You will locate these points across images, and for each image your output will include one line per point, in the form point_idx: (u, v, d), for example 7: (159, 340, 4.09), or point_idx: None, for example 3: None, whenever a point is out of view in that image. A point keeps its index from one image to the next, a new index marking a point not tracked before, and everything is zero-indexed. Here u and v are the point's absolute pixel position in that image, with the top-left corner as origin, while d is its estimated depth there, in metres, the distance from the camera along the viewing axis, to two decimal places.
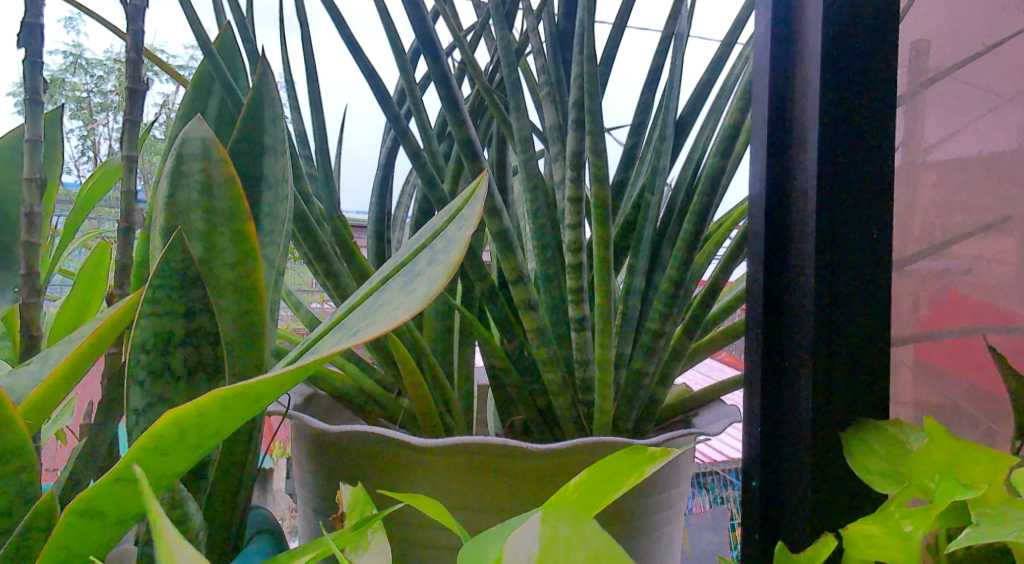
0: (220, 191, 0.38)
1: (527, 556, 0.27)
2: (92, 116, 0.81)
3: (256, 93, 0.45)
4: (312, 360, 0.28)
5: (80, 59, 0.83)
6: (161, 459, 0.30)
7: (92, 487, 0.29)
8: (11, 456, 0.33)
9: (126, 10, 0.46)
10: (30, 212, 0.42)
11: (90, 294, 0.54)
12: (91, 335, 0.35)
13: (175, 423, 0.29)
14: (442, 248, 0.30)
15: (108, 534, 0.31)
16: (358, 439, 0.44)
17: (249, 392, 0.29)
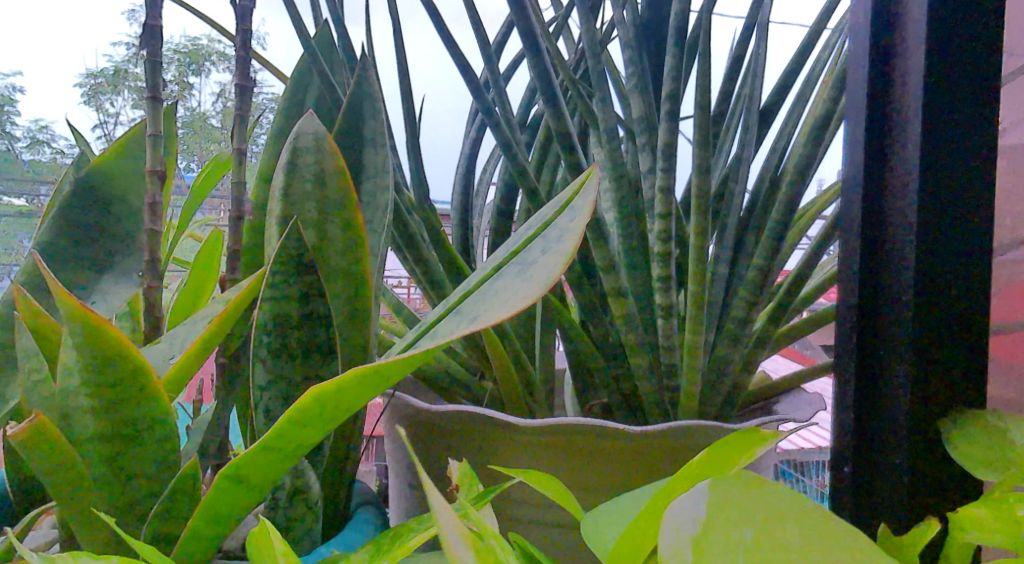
0: (332, 181, 0.40)
1: (693, 520, 0.28)
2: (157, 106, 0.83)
3: (356, 87, 0.47)
4: (437, 343, 0.30)
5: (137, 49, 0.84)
6: (301, 431, 0.31)
7: (241, 455, 0.31)
8: (149, 434, 0.34)
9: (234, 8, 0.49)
10: (154, 202, 0.45)
11: (206, 276, 0.55)
12: (218, 316, 0.37)
13: (316, 399, 0.30)
14: (556, 237, 0.31)
15: (249, 499, 0.33)
16: (459, 419, 0.45)
17: (381, 371, 0.30)
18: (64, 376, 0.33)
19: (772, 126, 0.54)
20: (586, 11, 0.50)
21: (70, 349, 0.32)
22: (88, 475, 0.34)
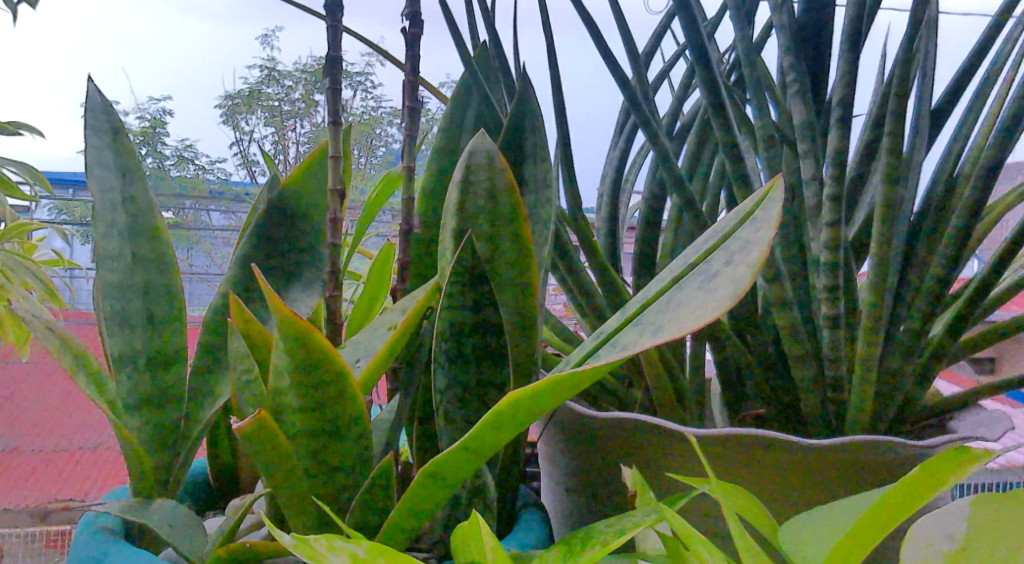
0: (503, 196, 0.42)
1: (951, 535, 0.31)
2: (282, 123, 0.97)
3: (518, 104, 0.49)
4: (628, 353, 0.31)
5: (274, 72, 1.04)
6: (494, 433, 0.33)
7: (440, 455, 0.33)
8: (352, 432, 0.37)
9: (403, 36, 0.54)
10: (334, 218, 0.49)
11: (381, 284, 0.57)
12: (404, 323, 0.40)
13: (512, 404, 0.32)
14: (741, 249, 0.32)
15: (442, 495, 0.35)
16: (626, 429, 0.45)
17: (575, 380, 0.32)
18: (274, 379, 0.36)
19: (944, 130, 0.52)
20: (743, 17, 0.49)
21: (279, 353, 0.35)
22: (299, 470, 0.36)
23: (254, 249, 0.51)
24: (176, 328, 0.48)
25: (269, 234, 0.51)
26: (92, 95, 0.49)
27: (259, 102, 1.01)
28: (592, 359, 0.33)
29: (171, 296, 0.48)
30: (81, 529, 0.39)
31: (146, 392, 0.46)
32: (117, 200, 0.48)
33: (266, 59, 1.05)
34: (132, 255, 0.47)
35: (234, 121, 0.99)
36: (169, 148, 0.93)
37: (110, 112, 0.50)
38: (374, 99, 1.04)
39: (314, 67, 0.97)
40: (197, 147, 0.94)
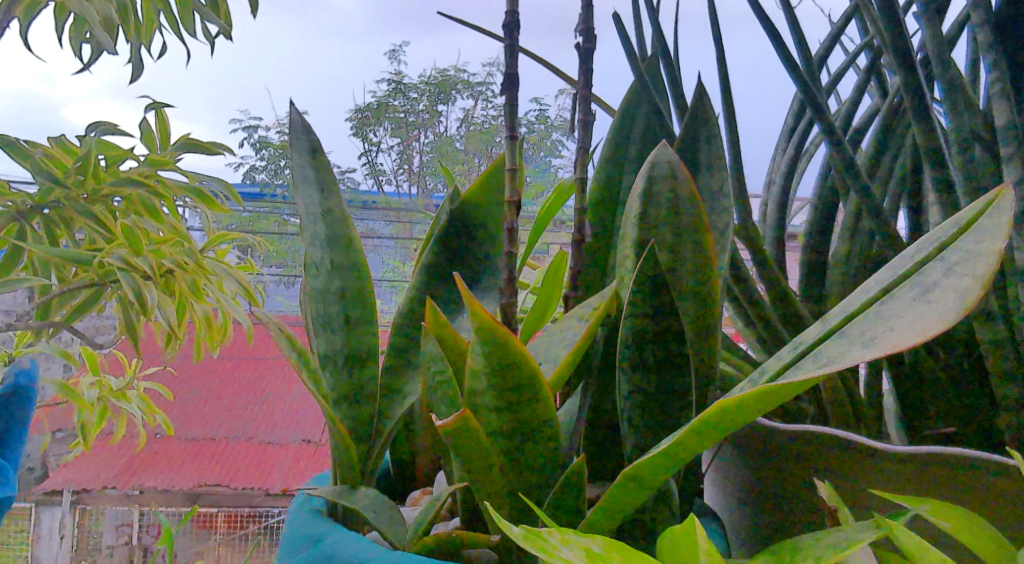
0: (685, 205, 0.43)
1: None
2: (409, 134, 1.18)
3: (692, 112, 0.49)
4: (844, 362, 0.32)
5: (400, 85, 1.22)
6: (697, 438, 0.35)
7: (645, 457, 0.35)
8: (539, 432, 0.39)
9: (578, 49, 0.55)
10: (511, 228, 0.52)
11: (552, 293, 0.56)
12: (587, 329, 0.41)
13: (722, 411, 0.34)
14: (961, 262, 0.33)
15: (638, 497, 0.37)
16: (812, 447, 0.43)
17: (785, 389, 0.33)
18: (471, 378, 0.38)
19: None
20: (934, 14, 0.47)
21: (479, 354, 0.37)
22: (492, 466, 0.39)
23: (438, 257, 0.54)
24: (368, 331, 0.51)
25: (451, 244, 0.54)
26: (294, 117, 0.54)
27: (386, 114, 1.20)
28: (801, 370, 0.34)
29: (365, 302, 0.52)
30: (296, 509, 0.44)
31: (346, 387, 0.50)
32: (318, 213, 0.52)
33: (394, 71, 1.23)
34: (331, 263, 0.52)
35: (363, 132, 1.20)
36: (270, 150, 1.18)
37: (310, 133, 0.54)
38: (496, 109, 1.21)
39: (436, 79, 1.22)
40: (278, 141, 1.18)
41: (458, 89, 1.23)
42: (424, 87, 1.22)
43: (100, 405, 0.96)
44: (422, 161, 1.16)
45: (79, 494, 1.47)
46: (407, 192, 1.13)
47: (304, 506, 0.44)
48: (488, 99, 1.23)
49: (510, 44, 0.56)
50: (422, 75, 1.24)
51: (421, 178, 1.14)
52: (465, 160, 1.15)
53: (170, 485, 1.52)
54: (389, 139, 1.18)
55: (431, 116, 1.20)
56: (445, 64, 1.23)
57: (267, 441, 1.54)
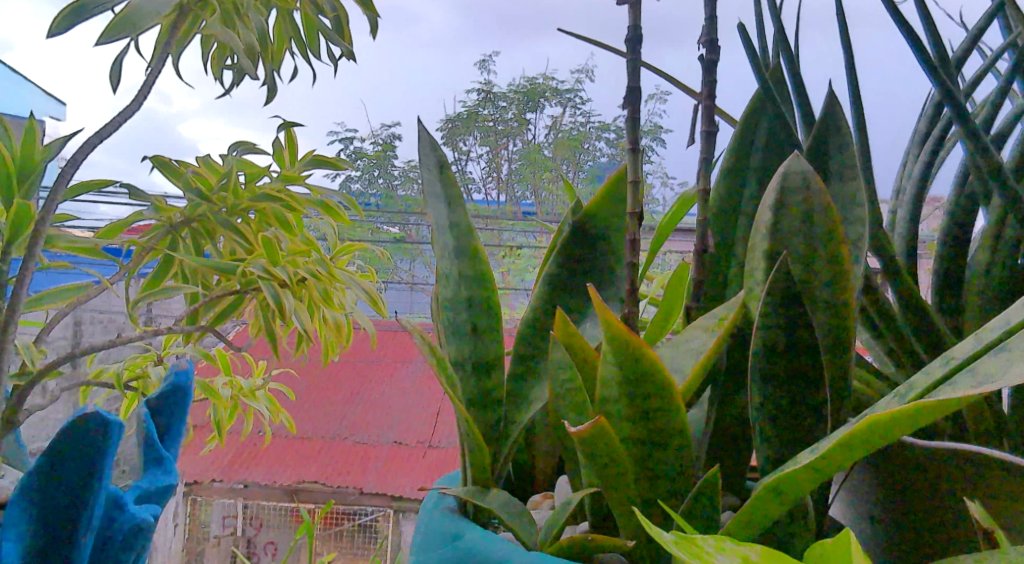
0: (820, 216, 0.43)
1: None
2: (496, 141, 1.12)
3: (823, 120, 0.49)
4: (1000, 384, 0.33)
5: (489, 96, 1.17)
6: (843, 453, 0.35)
7: (789, 469, 0.36)
8: (670, 438, 0.41)
9: (702, 60, 0.55)
10: (634, 238, 0.53)
11: (675, 301, 0.56)
12: (717, 339, 0.42)
13: (873, 426, 0.34)
14: None
15: (774, 508, 0.38)
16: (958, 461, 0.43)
17: (940, 406, 0.34)
18: (602, 385, 0.41)
19: None
20: None
21: (610, 362, 0.40)
22: (623, 471, 0.40)
23: (561, 267, 0.55)
24: (493, 338, 0.53)
25: (572, 254, 0.55)
26: (422, 134, 0.56)
27: (476, 124, 1.14)
28: (955, 389, 0.34)
29: (491, 310, 0.53)
30: (430, 505, 0.47)
31: (474, 394, 0.52)
32: (446, 226, 0.54)
33: (482, 80, 1.19)
34: (459, 274, 0.53)
35: (453, 142, 1.14)
36: (398, 168, 1.14)
37: (438, 148, 0.56)
38: (586, 116, 1.11)
39: (524, 88, 1.16)
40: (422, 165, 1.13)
41: (547, 97, 1.16)
42: (513, 95, 1.17)
43: (233, 403, 1.00)
44: (511, 169, 1.10)
45: (192, 485, 1.51)
46: (497, 200, 1.07)
47: (438, 502, 0.47)
48: (577, 105, 1.13)
49: (633, 58, 0.57)
50: (512, 84, 1.17)
51: (509, 185, 1.09)
52: (552, 167, 1.08)
53: (269, 479, 1.56)
54: (479, 149, 1.11)
55: (519, 125, 1.15)
56: (534, 72, 1.17)
57: (362, 441, 1.62)
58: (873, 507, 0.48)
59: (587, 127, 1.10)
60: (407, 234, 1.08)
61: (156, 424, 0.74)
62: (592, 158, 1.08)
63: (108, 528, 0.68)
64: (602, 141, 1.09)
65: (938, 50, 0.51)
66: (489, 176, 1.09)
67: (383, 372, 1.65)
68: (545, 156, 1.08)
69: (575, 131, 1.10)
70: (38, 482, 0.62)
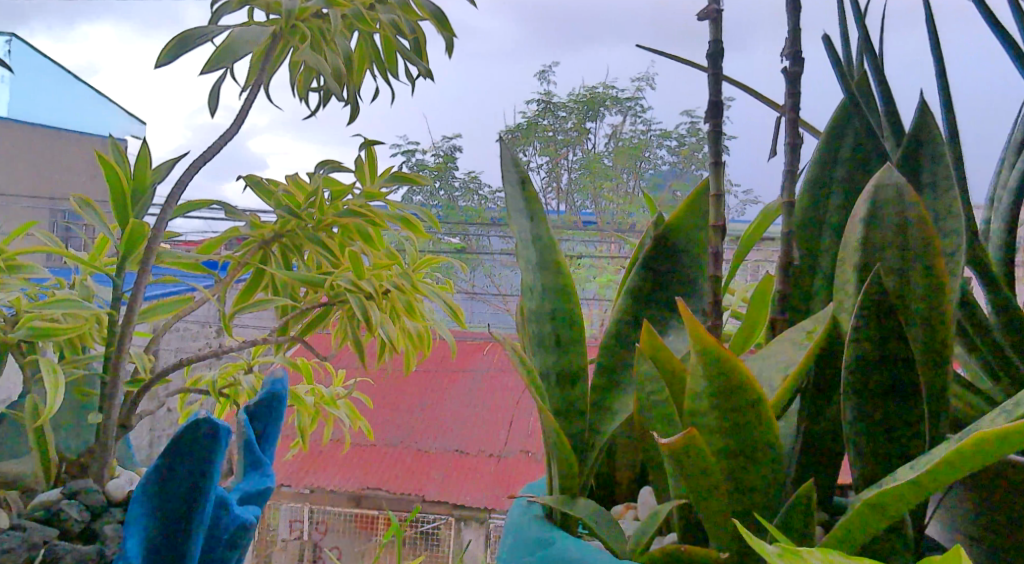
0: (915, 230, 0.44)
1: None
2: (557, 152, 1.01)
3: (914, 131, 0.48)
4: None
5: (547, 106, 1.02)
6: (945, 472, 0.35)
7: (889, 487, 0.36)
8: (761, 451, 0.41)
9: (784, 73, 0.55)
10: (717, 250, 0.54)
11: (760, 315, 0.56)
12: (805, 355, 0.42)
13: (976, 446, 0.34)
14: None
15: (872, 526, 0.38)
16: None
17: None
18: (693, 399, 0.42)
19: None
20: None
21: (701, 375, 0.41)
22: (714, 484, 0.41)
23: (643, 281, 0.55)
24: (577, 350, 0.54)
25: (655, 268, 0.55)
26: (505, 150, 0.57)
27: (535, 135, 1.01)
28: None
29: (573, 324, 0.54)
30: (519, 514, 0.48)
31: (559, 404, 0.53)
32: (530, 240, 0.55)
33: (540, 89, 1.04)
34: (542, 287, 0.54)
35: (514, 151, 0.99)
36: (459, 180, 1.05)
37: (519, 165, 0.57)
38: (648, 124, 1.03)
39: (585, 94, 1.03)
40: (480, 179, 1.04)
41: (606, 106, 1.03)
42: (572, 105, 1.02)
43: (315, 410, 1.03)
44: (571, 179, 1.00)
45: None
46: (556, 210, 0.97)
47: (526, 509, 0.48)
48: (640, 114, 1.04)
49: (714, 72, 0.57)
50: (571, 93, 1.03)
51: (568, 195, 0.99)
52: (613, 177, 1.02)
53: (336, 486, 1.25)
54: (539, 159, 1.00)
55: (580, 134, 1.02)
56: (593, 81, 1.03)
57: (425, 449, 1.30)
58: (973, 525, 0.47)
59: (649, 135, 1.03)
60: (470, 243, 0.99)
61: (254, 430, 0.74)
62: (653, 166, 1.02)
63: (216, 527, 0.67)
64: (663, 150, 1.03)
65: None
66: (551, 187, 0.99)
67: (445, 383, 1.29)
68: (607, 164, 1.01)
69: (636, 140, 1.02)
70: (159, 478, 0.62)
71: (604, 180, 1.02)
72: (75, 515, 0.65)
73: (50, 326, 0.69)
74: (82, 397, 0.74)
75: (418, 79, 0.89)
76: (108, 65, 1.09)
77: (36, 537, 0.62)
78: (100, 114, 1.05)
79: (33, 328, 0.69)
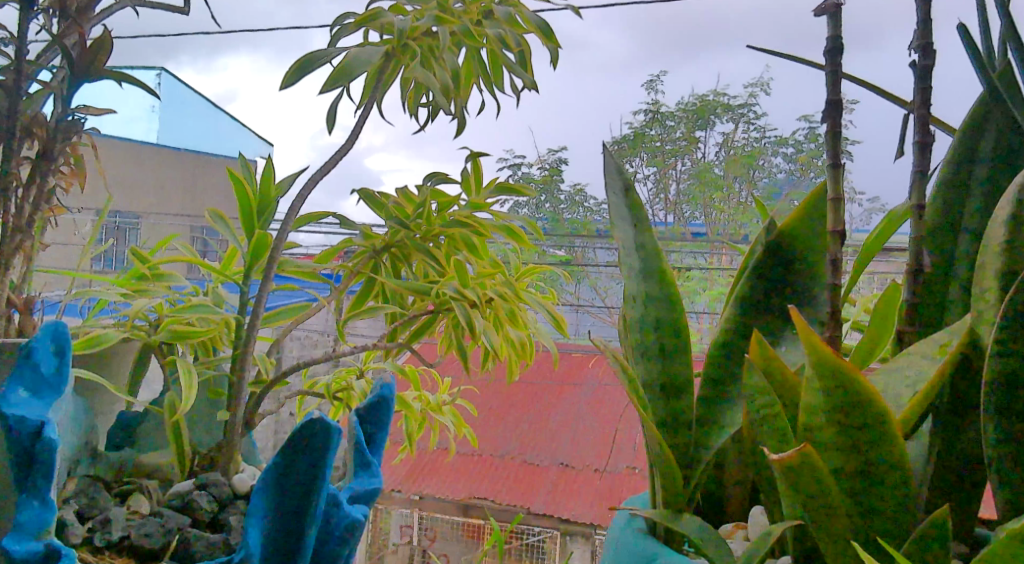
0: None
1: None
2: (665, 161, 1.03)
3: None
4: None
5: (657, 114, 1.04)
6: None
7: None
8: (893, 472, 0.39)
9: (914, 70, 0.51)
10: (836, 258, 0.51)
11: (883, 326, 0.52)
12: (934, 375, 0.39)
13: None
14: None
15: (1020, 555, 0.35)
16: None
17: None
18: (811, 416, 0.39)
19: None
20: None
21: (816, 391, 0.38)
22: (838, 503, 0.38)
23: (754, 289, 0.52)
24: (681, 361, 0.51)
25: (765, 275, 0.52)
26: (609, 155, 0.55)
27: (643, 145, 1.03)
28: None
29: (680, 333, 0.52)
30: (622, 527, 0.46)
31: (666, 415, 0.51)
32: (633, 247, 0.53)
33: (649, 98, 1.05)
34: (647, 295, 0.52)
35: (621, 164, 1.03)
36: (564, 193, 1.07)
37: (623, 172, 0.55)
38: (761, 131, 1.01)
39: (695, 102, 1.04)
40: (586, 192, 1.07)
41: (718, 113, 1.04)
42: (682, 114, 1.04)
43: (422, 416, 1.03)
44: (680, 189, 1.01)
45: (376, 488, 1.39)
46: (664, 221, 0.99)
47: (630, 524, 0.46)
48: (752, 120, 1.03)
49: (833, 71, 0.54)
50: (679, 102, 1.05)
51: (677, 205, 1.01)
52: (724, 186, 1.01)
53: (444, 494, 1.41)
54: (646, 169, 1.02)
55: (689, 143, 1.04)
56: (703, 89, 1.04)
57: (532, 461, 1.41)
58: None
59: (764, 142, 1.00)
60: (575, 255, 0.99)
61: (364, 432, 0.75)
62: (767, 174, 0.99)
63: (329, 522, 0.67)
64: (778, 156, 0.99)
65: None
66: (658, 198, 1.00)
67: (554, 396, 1.42)
68: (716, 173, 1.01)
69: (749, 148, 1.00)
70: (275, 481, 0.62)
71: (715, 190, 1.02)
72: (205, 505, 0.66)
73: (188, 329, 0.72)
74: (214, 396, 0.77)
75: (522, 92, 0.87)
76: (239, 90, 1.06)
77: (171, 524, 0.64)
78: (236, 140, 1.07)
79: (171, 331, 0.72)
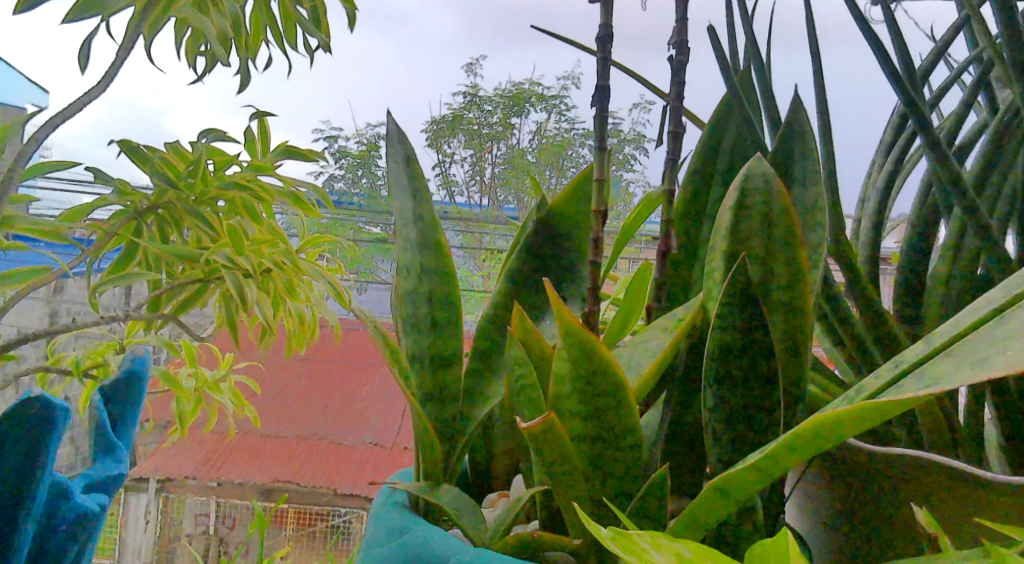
0: (781, 224, 0.44)
1: None
2: (480, 145, 1.10)
3: (786, 125, 0.49)
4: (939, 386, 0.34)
5: (474, 99, 1.12)
6: (788, 451, 0.36)
7: (735, 468, 0.37)
8: (621, 438, 0.41)
9: (671, 62, 0.54)
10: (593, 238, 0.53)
11: (635, 305, 0.55)
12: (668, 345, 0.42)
13: (814, 425, 0.36)
14: None
15: (716, 509, 0.39)
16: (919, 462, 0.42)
17: (877, 409, 0.35)
18: (555, 384, 0.41)
19: None
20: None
21: (565, 362, 0.40)
22: (569, 467, 0.40)
23: (520, 265, 0.54)
24: (447, 334, 0.52)
25: (529, 252, 0.54)
26: (390, 124, 0.55)
27: (460, 127, 1.10)
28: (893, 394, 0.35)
29: (451, 307, 0.52)
30: (383, 499, 0.47)
31: (427, 389, 0.52)
32: (410, 218, 0.53)
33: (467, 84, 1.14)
34: (420, 266, 0.52)
35: (438, 144, 1.11)
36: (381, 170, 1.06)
37: (404, 140, 0.55)
38: (571, 123, 1.10)
39: (512, 89, 1.11)
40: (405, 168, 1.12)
41: (532, 102, 1.11)
42: (498, 100, 1.11)
43: (196, 395, 0.99)
44: (494, 173, 1.08)
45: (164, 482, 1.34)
46: (477, 203, 1.06)
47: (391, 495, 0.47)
48: (563, 111, 1.11)
49: (603, 56, 0.56)
50: (498, 88, 1.12)
51: (491, 189, 1.08)
52: (536, 172, 1.07)
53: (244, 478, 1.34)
54: (463, 151, 1.10)
55: (504, 129, 1.11)
56: (519, 77, 1.12)
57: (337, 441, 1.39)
58: (834, 514, 0.48)
59: (573, 134, 1.09)
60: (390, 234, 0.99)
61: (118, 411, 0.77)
62: (575, 164, 1.08)
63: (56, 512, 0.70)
64: (585, 148, 1.08)
65: (904, 61, 0.51)
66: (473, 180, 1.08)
67: (361, 378, 1.41)
68: (529, 160, 1.08)
69: (560, 138, 1.09)
70: None
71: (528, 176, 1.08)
72: None
73: None
74: None
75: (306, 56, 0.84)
76: None
77: None
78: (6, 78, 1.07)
79: None
